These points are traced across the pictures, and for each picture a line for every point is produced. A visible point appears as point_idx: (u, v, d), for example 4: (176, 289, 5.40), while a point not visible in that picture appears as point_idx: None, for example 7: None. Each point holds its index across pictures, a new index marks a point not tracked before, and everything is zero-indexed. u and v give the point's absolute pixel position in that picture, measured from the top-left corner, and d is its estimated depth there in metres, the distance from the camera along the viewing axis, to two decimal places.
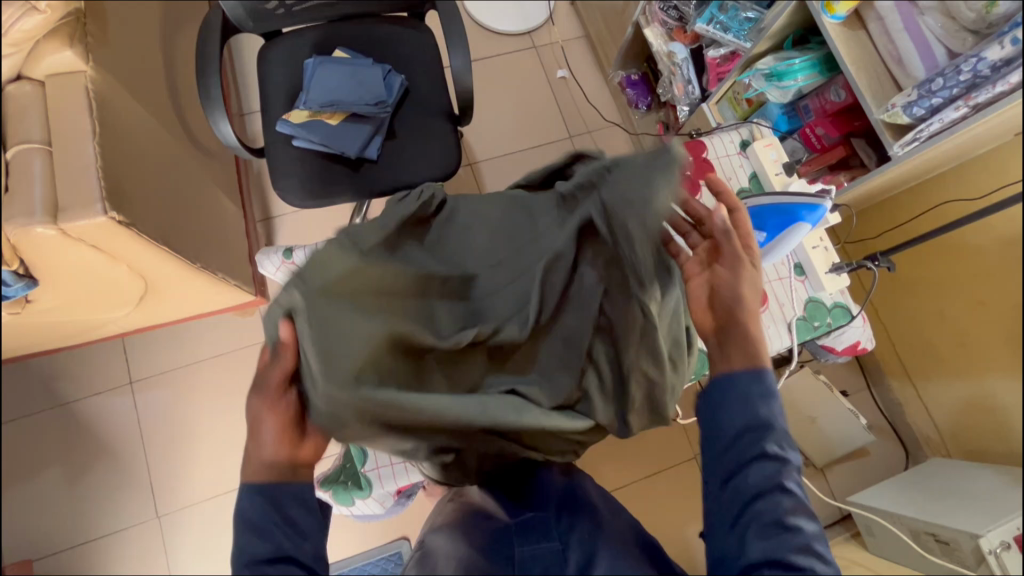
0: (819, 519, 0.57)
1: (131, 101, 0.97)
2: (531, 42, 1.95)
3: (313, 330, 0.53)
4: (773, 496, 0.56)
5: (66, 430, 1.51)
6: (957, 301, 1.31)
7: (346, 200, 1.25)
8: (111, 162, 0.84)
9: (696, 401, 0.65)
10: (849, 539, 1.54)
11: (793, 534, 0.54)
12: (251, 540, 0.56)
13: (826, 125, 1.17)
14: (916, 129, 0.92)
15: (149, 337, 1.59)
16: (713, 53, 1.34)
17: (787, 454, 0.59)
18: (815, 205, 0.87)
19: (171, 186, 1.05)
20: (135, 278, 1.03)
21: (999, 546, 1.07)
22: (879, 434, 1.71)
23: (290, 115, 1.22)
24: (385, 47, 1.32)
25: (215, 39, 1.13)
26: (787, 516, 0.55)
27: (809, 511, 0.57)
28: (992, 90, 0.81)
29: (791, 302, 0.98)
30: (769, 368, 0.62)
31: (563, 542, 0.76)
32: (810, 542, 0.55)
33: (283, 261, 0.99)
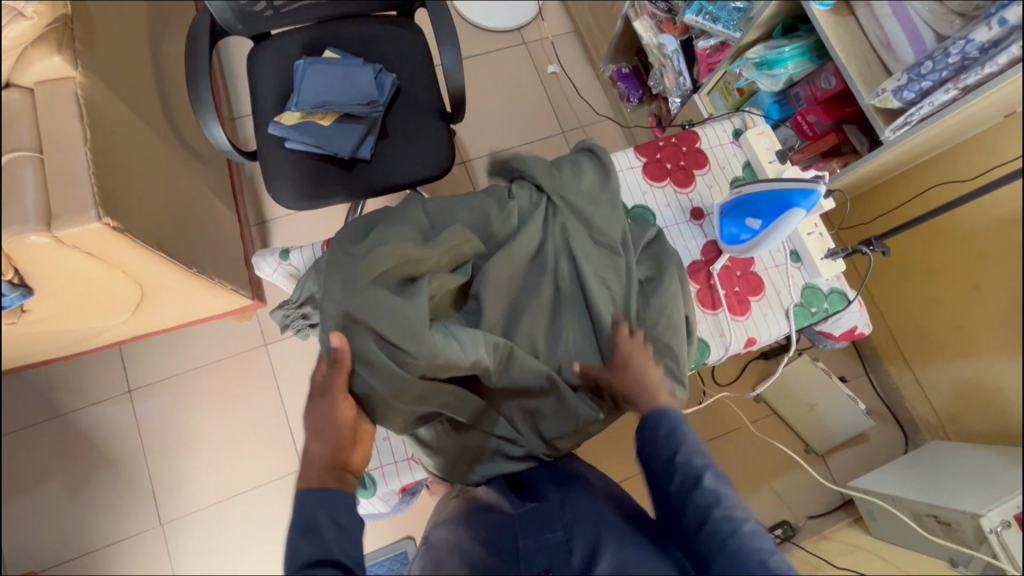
0: (745, 511, 0.72)
1: (121, 106, 0.97)
2: (521, 38, 1.95)
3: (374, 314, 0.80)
4: (701, 504, 0.73)
5: (66, 440, 1.50)
6: (951, 282, 1.33)
7: (341, 200, 1.25)
8: (103, 167, 0.84)
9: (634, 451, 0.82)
10: (851, 523, 1.55)
11: (723, 527, 0.70)
12: (302, 545, 0.65)
13: (818, 112, 1.16)
14: (907, 113, 0.92)
15: (147, 344, 1.58)
16: (703, 44, 1.35)
17: (701, 465, 0.76)
18: (810, 190, 0.86)
19: (164, 191, 1.04)
20: (131, 284, 1.03)
21: (999, 525, 1.08)
22: (878, 419, 1.71)
23: (282, 117, 1.22)
24: (375, 47, 1.32)
25: (204, 42, 1.12)
26: (716, 514, 0.71)
27: (746, 508, 0.73)
28: (981, 71, 0.82)
29: (788, 288, 0.99)
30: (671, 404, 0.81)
31: (567, 533, 0.77)
32: (741, 530, 0.70)
33: (279, 263, 0.99)
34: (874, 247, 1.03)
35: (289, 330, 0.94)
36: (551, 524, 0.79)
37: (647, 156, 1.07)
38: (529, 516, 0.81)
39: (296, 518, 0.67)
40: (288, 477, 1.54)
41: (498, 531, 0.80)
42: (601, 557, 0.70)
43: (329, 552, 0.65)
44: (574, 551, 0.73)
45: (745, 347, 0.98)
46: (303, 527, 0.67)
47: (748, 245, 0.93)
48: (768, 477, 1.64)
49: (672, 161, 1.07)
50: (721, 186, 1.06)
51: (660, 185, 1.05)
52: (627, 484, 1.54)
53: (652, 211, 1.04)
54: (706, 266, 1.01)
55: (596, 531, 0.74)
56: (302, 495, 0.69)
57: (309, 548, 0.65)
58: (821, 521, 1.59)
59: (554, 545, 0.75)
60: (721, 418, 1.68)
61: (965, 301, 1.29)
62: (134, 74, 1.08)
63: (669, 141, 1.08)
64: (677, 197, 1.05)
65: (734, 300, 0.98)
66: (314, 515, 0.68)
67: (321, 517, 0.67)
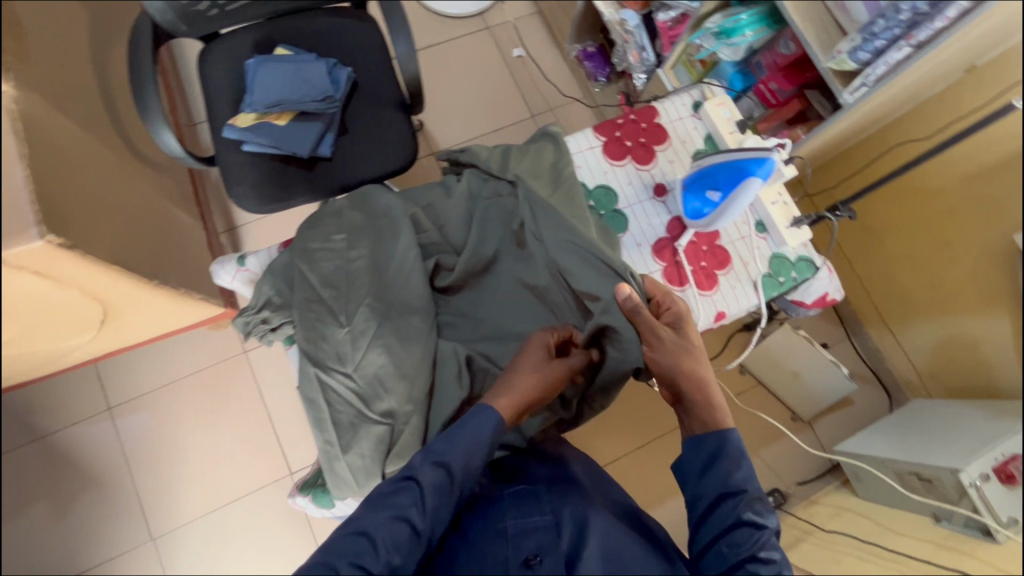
0: None
1: (60, 118, 0.93)
2: (483, 23, 1.91)
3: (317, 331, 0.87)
4: (748, 561, 0.66)
5: (48, 463, 1.48)
6: (922, 243, 1.35)
7: (305, 201, 1.22)
8: (44, 183, 0.81)
9: (681, 457, 0.76)
10: (840, 486, 1.56)
11: None
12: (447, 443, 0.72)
13: (779, 80, 1.15)
14: (863, 74, 0.92)
15: (123, 360, 1.55)
16: (663, 16, 1.29)
17: (765, 520, 0.69)
18: (763, 158, 0.85)
19: (114, 203, 1.01)
20: (91, 301, 1.01)
21: (978, 478, 1.08)
22: (862, 381, 1.69)
23: (236, 120, 1.18)
24: (329, 41, 1.29)
25: (147, 47, 1.09)
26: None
27: None
28: (933, 26, 0.81)
29: (754, 258, 0.99)
30: (735, 430, 0.74)
31: (556, 517, 0.75)
32: None
33: (237, 269, 0.97)
34: (840, 213, 1.02)
35: (251, 337, 0.92)
36: (539, 508, 0.77)
37: (606, 135, 1.05)
38: (517, 496, 0.79)
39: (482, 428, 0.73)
40: (278, 482, 1.54)
41: (484, 514, 0.77)
42: (591, 543, 0.70)
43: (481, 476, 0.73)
44: (563, 535, 0.73)
45: (715, 321, 0.97)
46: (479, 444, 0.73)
47: (710, 220, 0.92)
48: (757, 448, 1.65)
49: (631, 138, 1.05)
50: (682, 161, 1.05)
51: (621, 163, 1.04)
52: (617, 464, 1.54)
53: (615, 191, 1.02)
54: (672, 243, 1.00)
55: (585, 517, 0.75)
56: (486, 408, 0.75)
57: (475, 461, 0.72)
58: (810, 487, 1.61)
59: (544, 529, 0.73)
60: None
61: (943, 257, 1.31)
62: (75, 83, 1.04)
63: (628, 117, 1.06)
64: (639, 175, 1.04)
65: (701, 275, 0.98)
66: (488, 435, 0.73)
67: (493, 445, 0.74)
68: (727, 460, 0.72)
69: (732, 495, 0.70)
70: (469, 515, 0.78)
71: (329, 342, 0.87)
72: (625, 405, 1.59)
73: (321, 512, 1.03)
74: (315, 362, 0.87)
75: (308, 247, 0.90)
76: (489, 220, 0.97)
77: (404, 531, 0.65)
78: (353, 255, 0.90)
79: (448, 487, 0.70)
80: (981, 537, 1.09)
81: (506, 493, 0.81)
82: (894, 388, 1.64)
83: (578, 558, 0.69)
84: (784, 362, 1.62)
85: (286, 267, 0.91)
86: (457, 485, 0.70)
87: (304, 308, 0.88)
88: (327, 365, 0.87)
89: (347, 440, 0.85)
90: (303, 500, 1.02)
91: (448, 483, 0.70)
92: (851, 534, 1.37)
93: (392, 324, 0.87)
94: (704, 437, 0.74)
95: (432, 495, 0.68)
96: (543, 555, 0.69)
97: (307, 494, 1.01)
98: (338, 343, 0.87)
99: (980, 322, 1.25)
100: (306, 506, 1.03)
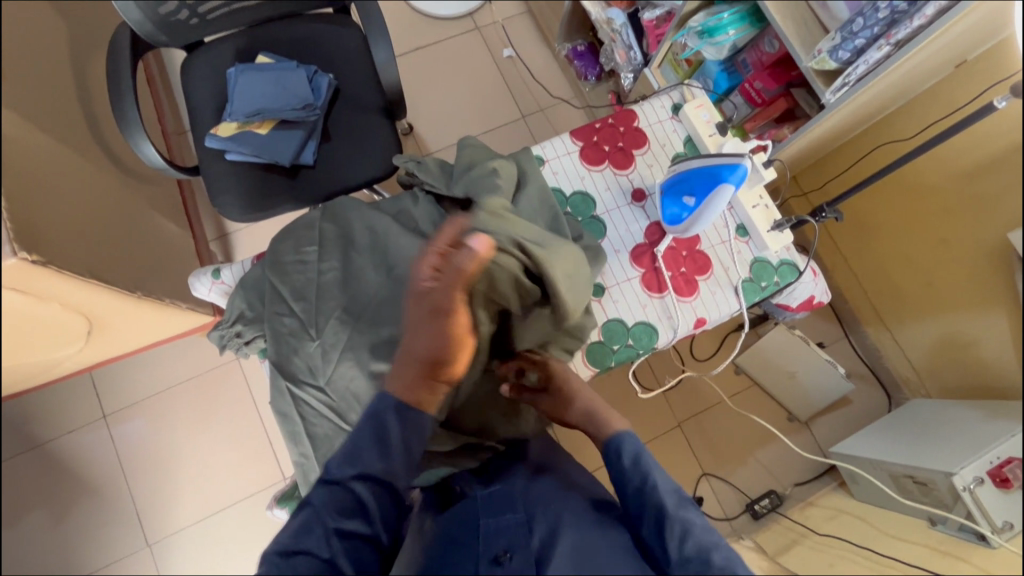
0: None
1: (36, 134, 0.93)
2: (473, 24, 1.90)
3: (284, 346, 0.88)
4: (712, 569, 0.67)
5: (45, 471, 1.49)
6: (917, 241, 1.32)
7: (289, 209, 1.22)
8: (17, 200, 0.81)
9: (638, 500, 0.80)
10: (836, 488, 1.55)
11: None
12: (335, 463, 0.73)
13: (765, 79, 1.13)
14: (844, 73, 0.90)
15: (116, 368, 1.56)
16: (650, 15, 1.29)
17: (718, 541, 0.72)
18: (735, 165, 0.85)
19: (92, 217, 1.01)
20: (75, 314, 1.01)
21: (972, 482, 1.06)
22: (859, 381, 1.66)
23: (218, 129, 1.19)
24: (311, 47, 1.28)
25: (127, 59, 1.09)
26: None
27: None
28: (911, 24, 0.79)
29: (734, 264, 0.98)
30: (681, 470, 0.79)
31: (528, 516, 0.75)
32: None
33: (213, 282, 0.98)
34: (824, 215, 1.01)
35: (227, 350, 0.92)
36: (512, 506, 0.77)
37: (583, 140, 1.04)
38: (491, 499, 0.79)
39: (369, 429, 0.74)
40: (270, 488, 1.54)
41: (460, 517, 0.78)
42: (562, 541, 0.69)
43: (390, 474, 0.74)
44: (534, 533, 0.72)
45: (695, 328, 0.96)
46: (377, 438, 0.74)
47: (687, 225, 0.90)
48: (752, 449, 1.63)
49: (609, 143, 1.04)
50: (661, 164, 1.03)
51: (598, 168, 1.03)
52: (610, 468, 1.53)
53: (592, 197, 1.01)
54: (650, 248, 0.99)
55: (558, 516, 0.74)
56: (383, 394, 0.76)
57: (372, 463, 0.73)
58: (807, 488, 1.60)
59: (515, 527, 0.73)
60: (701, 394, 1.67)
61: (941, 256, 1.26)
62: (54, 97, 1.05)
63: (606, 121, 1.05)
64: (618, 180, 1.02)
65: (681, 281, 0.97)
66: (387, 428, 0.74)
67: (392, 436, 0.74)
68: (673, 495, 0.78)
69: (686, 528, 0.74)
70: (447, 520, 0.79)
71: (298, 357, 0.88)
72: None
73: None
74: (287, 377, 0.88)
75: (282, 259, 0.91)
76: None
77: (310, 563, 0.66)
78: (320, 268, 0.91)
79: (353, 502, 0.71)
80: (976, 541, 1.08)
81: (483, 494, 0.81)
82: (893, 387, 1.61)
83: (550, 553, 0.68)
84: (779, 362, 1.59)
85: (258, 280, 0.92)
86: (361, 498, 0.72)
87: (276, 322, 0.89)
88: (299, 378, 0.88)
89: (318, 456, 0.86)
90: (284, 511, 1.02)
91: (351, 500, 0.71)
92: (846, 537, 1.36)
93: (363, 336, 0.88)
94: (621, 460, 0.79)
95: (334, 520, 0.69)
96: (513, 552, 0.69)
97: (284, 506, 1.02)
98: (309, 357, 0.88)
99: (976, 321, 1.21)
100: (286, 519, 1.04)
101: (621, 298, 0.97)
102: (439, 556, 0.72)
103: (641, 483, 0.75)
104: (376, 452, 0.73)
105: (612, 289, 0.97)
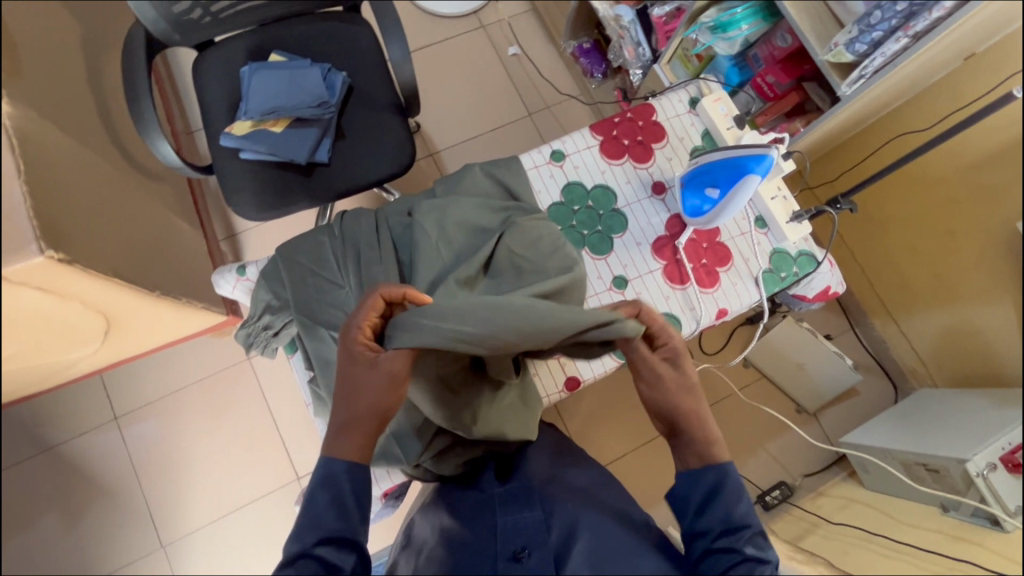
0: None
1: (52, 133, 0.92)
2: (478, 22, 1.90)
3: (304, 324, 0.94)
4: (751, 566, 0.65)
5: (56, 474, 1.48)
6: (926, 230, 1.30)
7: (304, 207, 1.22)
8: (41, 200, 0.81)
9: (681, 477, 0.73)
10: (846, 478, 1.56)
11: None
12: (324, 512, 0.66)
13: (777, 72, 1.16)
14: (861, 65, 0.93)
15: (128, 369, 1.55)
16: (659, 10, 1.30)
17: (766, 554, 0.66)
18: (762, 155, 0.86)
19: (109, 215, 1.01)
20: (93, 315, 1.01)
21: (985, 468, 1.07)
22: (866, 372, 1.68)
23: (232, 128, 1.18)
24: (324, 45, 1.28)
25: (143, 59, 1.09)
26: None
27: None
28: (930, 17, 0.83)
29: (755, 255, 1.01)
30: (733, 466, 0.71)
31: (545, 512, 0.75)
32: None
33: (238, 278, 1.01)
34: (841, 206, 1.03)
35: (254, 348, 0.98)
36: (530, 503, 0.75)
37: (603, 134, 1.07)
38: (511, 495, 0.77)
39: (324, 489, 0.67)
40: (284, 488, 1.53)
41: (479, 509, 0.77)
42: (580, 539, 0.70)
43: (351, 531, 0.67)
44: (552, 530, 0.73)
45: (718, 318, 0.99)
46: (310, 498, 0.67)
47: (710, 217, 0.94)
48: (762, 441, 1.65)
49: (629, 136, 1.07)
50: (680, 157, 1.06)
51: (618, 162, 1.06)
52: (624, 461, 1.53)
53: (612, 190, 1.04)
54: (672, 241, 1.02)
55: (575, 513, 0.74)
56: (329, 462, 0.69)
57: (328, 523, 0.66)
58: (817, 478, 1.61)
59: (533, 524, 0.72)
60: (711, 387, 1.69)
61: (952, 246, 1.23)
62: (65, 96, 1.04)
63: (625, 116, 1.08)
64: (638, 173, 1.05)
65: (702, 272, 1.00)
66: (344, 488, 0.68)
67: (349, 494, 0.68)
68: (730, 495, 0.69)
69: (734, 531, 0.68)
70: (465, 510, 0.78)
71: (325, 321, 0.93)
72: (629, 401, 1.58)
73: None
74: (324, 330, 0.93)
75: (293, 252, 0.97)
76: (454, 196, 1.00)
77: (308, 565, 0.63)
78: (320, 252, 0.97)
79: (321, 567, 0.64)
80: (990, 527, 1.09)
81: (501, 489, 0.79)
82: (900, 379, 1.63)
83: (566, 556, 0.69)
84: (788, 354, 1.61)
85: (277, 271, 0.97)
86: (331, 560, 0.64)
87: (300, 291, 0.94)
88: (338, 329, 0.93)
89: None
90: None
91: (317, 565, 0.63)
92: (859, 525, 1.36)
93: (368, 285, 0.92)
94: (700, 472, 0.71)
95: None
96: (532, 549, 0.70)
97: None
98: (331, 319, 0.93)
99: (987, 312, 1.18)
100: None
101: (644, 289, 0.99)
102: (458, 553, 0.72)
103: (708, 493, 0.70)
104: (333, 510, 0.67)
105: (635, 281, 1.00)
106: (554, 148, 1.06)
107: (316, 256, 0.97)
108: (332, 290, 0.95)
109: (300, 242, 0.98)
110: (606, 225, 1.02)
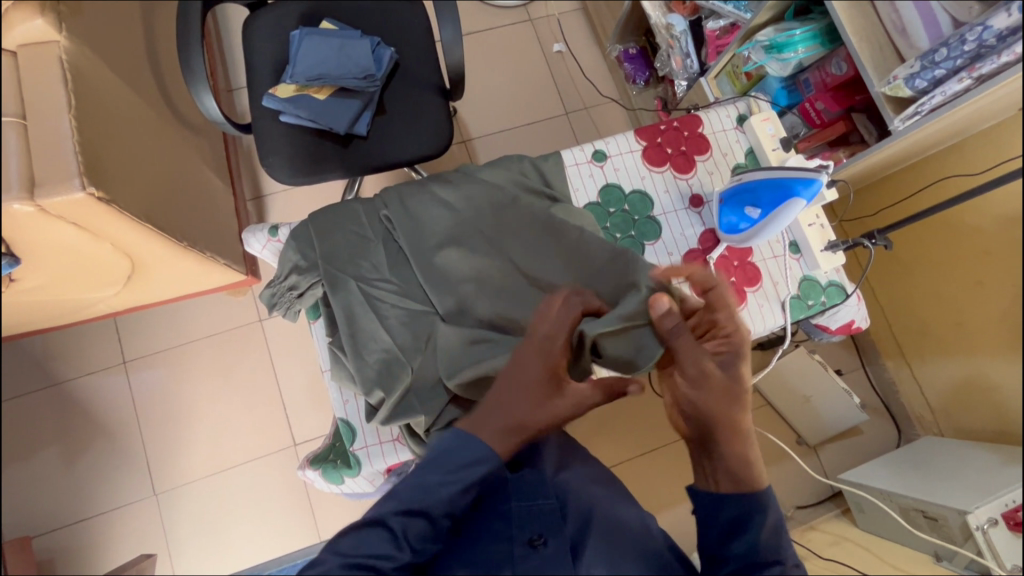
0: None
1: (104, 72, 0.94)
2: (527, 15, 1.90)
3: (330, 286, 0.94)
4: None
5: (61, 409, 1.50)
6: (949, 279, 1.20)
7: (338, 177, 1.22)
8: (86, 137, 0.81)
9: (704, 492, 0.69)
10: (838, 515, 1.55)
11: None
12: (458, 488, 0.65)
13: (827, 100, 1.17)
14: (918, 102, 0.93)
15: (141, 316, 1.57)
16: (713, 24, 1.32)
17: None
18: (811, 179, 0.88)
19: (149, 161, 1.01)
20: (121, 256, 1.02)
21: (986, 522, 1.07)
22: (872, 413, 1.68)
23: (277, 90, 1.19)
24: (375, 19, 1.28)
25: (198, 11, 1.09)
26: None
27: None
28: (997, 60, 0.82)
29: (785, 280, 1.00)
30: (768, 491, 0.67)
31: (561, 502, 0.74)
32: None
33: (268, 239, 1.02)
34: (876, 241, 1.02)
35: (277, 309, 0.98)
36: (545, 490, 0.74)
37: (647, 140, 1.07)
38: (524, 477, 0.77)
39: (472, 467, 0.65)
40: (281, 452, 1.55)
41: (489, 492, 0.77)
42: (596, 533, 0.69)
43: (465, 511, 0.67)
44: (569, 521, 0.72)
45: None
46: (462, 466, 0.65)
47: (746, 236, 0.94)
48: None
49: (672, 145, 1.06)
50: (721, 173, 1.06)
51: (659, 170, 1.05)
52: (618, 468, 1.53)
53: (650, 198, 1.04)
54: (703, 255, 1.02)
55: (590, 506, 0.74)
56: (481, 442, 0.65)
57: (456, 500, 0.65)
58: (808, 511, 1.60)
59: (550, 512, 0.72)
60: None
61: (965, 298, 1.16)
62: (119, 40, 1.05)
63: (671, 124, 1.07)
64: (677, 183, 1.05)
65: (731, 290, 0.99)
66: (485, 475, 0.65)
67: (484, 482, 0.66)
68: (764, 526, 0.66)
69: (766, 565, 0.65)
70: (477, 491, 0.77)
71: (352, 285, 0.94)
72: (633, 410, 1.57)
73: (327, 487, 1.01)
74: (351, 295, 0.94)
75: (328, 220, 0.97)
76: (490, 177, 1.01)
77: (422, 525, 0.64)
78: (358, 218, 0.98)
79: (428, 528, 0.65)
80: None
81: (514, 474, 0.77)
82: (904, 423, 1.62)
83: (581, 547, 0.69)
84: (797, 385, 1.59)
85: (310, 235, 0.97)
86: (438, 527, 0.65)
87: (330, 255, 0.95)
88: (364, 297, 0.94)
89: (412, 348, 0.90)
90: (313, 474, 1.00)
91: (427, 526, 0.64)
92: (847, 562, 1.36)
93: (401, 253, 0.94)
94: (731, 497, 0.67)
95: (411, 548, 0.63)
96: (548, 538, 0.69)
97: (317, 468, 1.00)
98: (359, 283, 0.94)
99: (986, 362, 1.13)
100: (315, 480, 1.01)
101: None
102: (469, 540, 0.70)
103: (733, 518, 0.67)
104: (464, 493, 0.66)
105: None
106: (596, 148, 1.06)
107: (353, 222, 0.98)
108: (364, 255, 0.96)
109: (338, 211, 0.99)
110: (639, 231, 1.02)
